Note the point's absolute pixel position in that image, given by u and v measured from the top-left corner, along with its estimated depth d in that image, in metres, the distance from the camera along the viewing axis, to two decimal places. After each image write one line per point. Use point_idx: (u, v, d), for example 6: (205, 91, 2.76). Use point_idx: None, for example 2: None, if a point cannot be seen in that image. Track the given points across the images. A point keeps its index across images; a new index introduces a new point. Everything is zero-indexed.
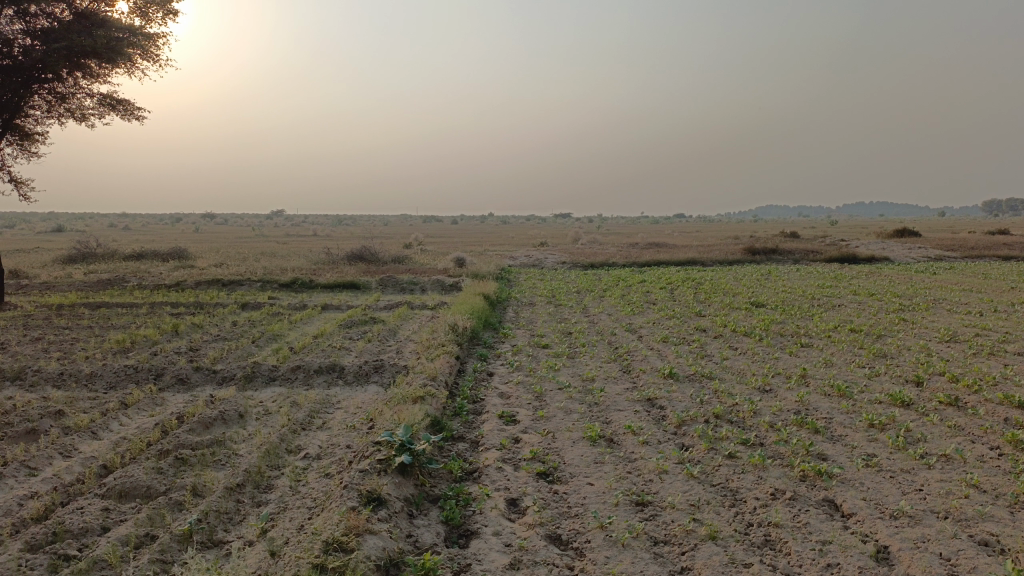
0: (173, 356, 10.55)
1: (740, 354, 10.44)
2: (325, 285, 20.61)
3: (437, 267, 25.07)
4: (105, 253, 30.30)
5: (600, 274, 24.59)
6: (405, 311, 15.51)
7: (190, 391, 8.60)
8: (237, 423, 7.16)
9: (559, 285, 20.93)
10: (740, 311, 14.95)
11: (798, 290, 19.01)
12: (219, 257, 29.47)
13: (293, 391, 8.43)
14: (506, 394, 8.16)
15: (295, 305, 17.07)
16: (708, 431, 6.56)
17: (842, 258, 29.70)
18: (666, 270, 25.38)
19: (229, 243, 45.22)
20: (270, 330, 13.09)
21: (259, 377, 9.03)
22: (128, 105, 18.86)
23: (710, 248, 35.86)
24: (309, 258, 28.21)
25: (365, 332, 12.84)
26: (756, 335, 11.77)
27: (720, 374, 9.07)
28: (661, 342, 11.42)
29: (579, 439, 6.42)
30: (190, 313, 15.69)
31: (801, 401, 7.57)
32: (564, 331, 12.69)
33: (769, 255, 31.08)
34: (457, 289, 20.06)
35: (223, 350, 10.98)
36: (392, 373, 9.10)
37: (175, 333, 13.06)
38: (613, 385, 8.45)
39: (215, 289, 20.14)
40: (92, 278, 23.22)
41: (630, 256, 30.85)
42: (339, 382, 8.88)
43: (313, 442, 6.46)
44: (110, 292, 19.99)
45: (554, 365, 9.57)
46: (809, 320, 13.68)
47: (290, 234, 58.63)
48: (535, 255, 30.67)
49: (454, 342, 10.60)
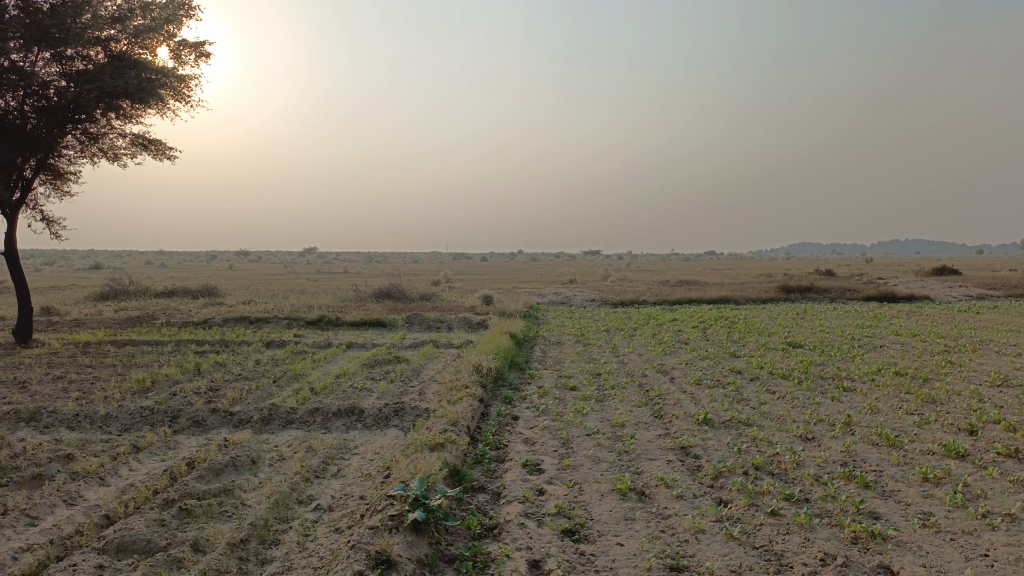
0: (192, 396, 10.33)
1: (779, 398, 9.92)
2: (351, 323, 20.42)
3: (464, 305, 24.81)
4: (137, 290, 30.57)
5: (630, 312, 24.14)
6: (431, 350, 15.19)
7: (205, 434, 8.33)
8: (248, 470, 6.85)
9: (588, 324, 20.50)
10: (777, 351, 14.40)
11: (836, 330, 18.36)
12: (249, 295, 29.54)
13: (310, 435, 8.11)
14: (531, 441, 7.75)
15: (320, 344, 16.86)
16: (747, 485, 6.09)
17: (880, 296, 28.89)
18: (698, 308, 24.84)
19: (260, 280, 45.56)
20: (293, 370, 12.84)
21: (276, 420, 8.73)
22: (159, 144, 19.05)
23: (743, 286, 35.21)
24: (338, 296, 28.15)
25: (389, 372, 12.52)
26: (794, 378, 11.23)
27: (758, 420, 8.57)
28: (694, 385, 10.93)
29: (608, 492, 5.98)
30: (214, 351, 15.53)
31: (847, 452, 7.05)
32: (593, 372, 12.26)
33: (804, 294, 30.36)
34: (484, 328, 19.73)
35: (242, 391, 10.73)
36: (413, 417, 8.75)
37: (197, 372, 12.86)
38: (645, 431, 8.00)
39: (242, 327, 20.04)
40: (122, 315, 23.33)
41: (661, 294, 30.32)
42: (358, 425, 8.55)
43: (325, 492, 6.11)
44: (138, 329, 19.99)
45: (582, 409, 9.15)
46: (850, 362, 13.08)
47: (320, 272, 59.03)
48: (564, 292, 30.32)
49: (478, 384, 10.23)
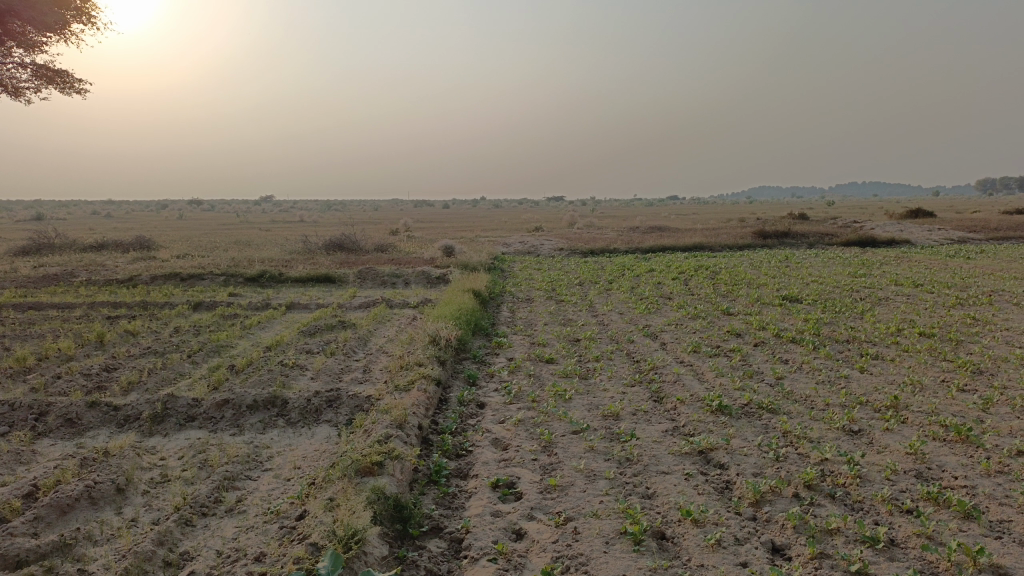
0: (79, 381, 8.29)
1: (798, 371, 8.24)
2: (296, 280, 18.25)
3: (423, 256, 22.75)
4: (64, 243, 27.78)
5: (602, 262, 22.33)
6: (382, 312, 13.23)
7: (75, 442, 6.37)
8: (110, 505, 4.91)
9: (558, 276, 18.66)
10: (775, 307, 12.76)
11: (829, 279, 16.78)
12: (188, 248, 26.96)
13: (212, 441, 6.18)
14: (502, 444, 5.92)
15: (256, 305, 14.76)
16: (807, 520, 4.36)
17: (861, 242, 27.54)
18: (673, 257, 23.14)
19: (208, 230, 42.82)
20: (216, 340, 10.82)
21: (171, 418, 6.76)
22: (68, 77, 16.46)
23: (716, 231, 33.63)
24: (284, 248, 25.85)
25: (329, 341, 10.52)
26: (808, 343, 9.54)
27: (784, 405, 6.85)
28: (692, 353, 9.22)
29: (615, 537, 4.20)
30: (130, 316, 13.34)
31: (918, 459, 5.38)
32: (571, 338, 10.46)
33: (782, 240, 28.86)
34: (443, 283, 17.73)
35: (144, 372, 8.71)
36: (351, 409, 6.84)
37: (99, 344, 10.73)
38: (647, 426, 6.21)
39: (171, 285, 17.77)
40: (38, 272, 20.79)
41: (631, 241, 28.46)
42: (277, 423, 6.63)
43: (206, 548, 4.23)
44: (51, 290, 17.58)
45: (564, 392, 7.33)
46: (861, 320, 11.49)
47: (274, 221, 56.07)
48: (530, 241, 28.39)
49: (435, 359, 8.36)
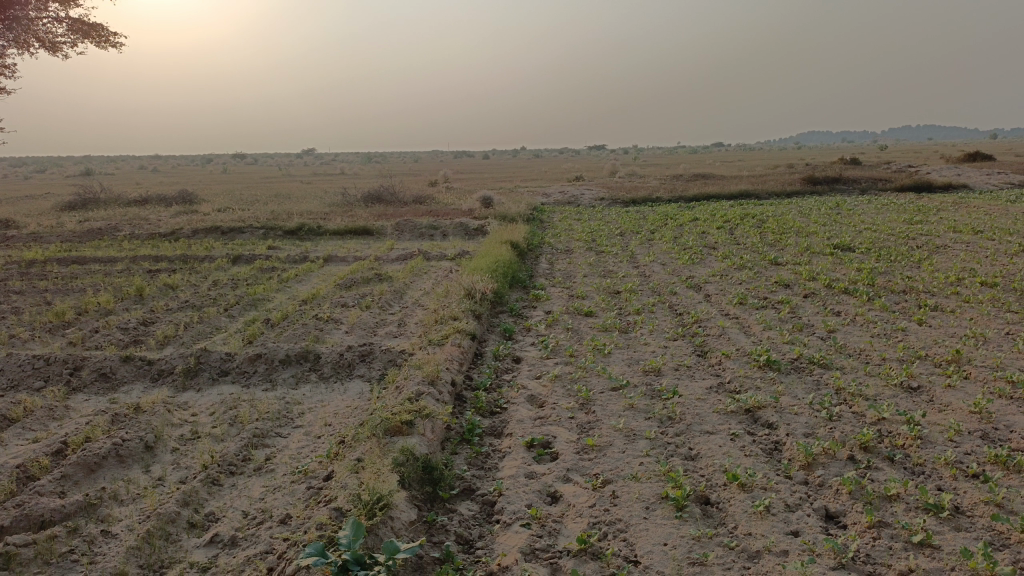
0: (116, 335, 8.28)
1: (850, 323, 7.84)
2: (334, 233, 18.16)
3: (461, 207, 22.49)
4: (109, 198, 28.13)
5: (644, 212, 21.79)
6: (419, 265, 13.05)
7: (109, 397, 6.34)
8: (139, 462, 4.84)
9: (599, 226, 18.24)
10: (825, 256, 12.24)
11: (882, 227, 16.08)
12: (229, 202, 27.08)
13: (243, 397, 6.09)
14: (538, 401, 5.71)
15: (294, 258, 14.71)
16: (863, 486, 4.06)
17: (916, 188, 26.43)
18: (718, 205, 22.47)
19: (251, 184, 43.08)
20: (252, 293, 10.76)
21: (204, 373, 6.69)
22: (104, 31, 16.35)
23: (762, 178, 32.65)
24: (324, 201, 25.79)
25: (364, 294, 10.38)
26: (861, 294, 9.08)
27: (837, 360, 6.49)
28: (738, 305, 8.86)
29: (655, 502, 3.96)
30: (170, 270, 13.38)
31: (983, 419, 5.02)
32: (611, 290, 10.15)
33: (831, 186, 27.86)
34: (482, 235, 17.46)
35: (181, 326, 8.68)
36: (385, 364, 6.68)
37: (139, 298, 10.76)
38: (690, 383, 5.92)
39: (211, 239, 17.83)
40: (84, 227, 21.07)
41: (674, 190, 27.76)
42: (309, 378, 6.51)
43: (232, 508, 4.12)
44: (96, 244, 17.78)
45: (603, 347, 7.05)
46: (918, 269, 10.94)
47: (314, 174, 56.24)
48: (570, 191, 27.91)
49: (471, 313, 8.15)
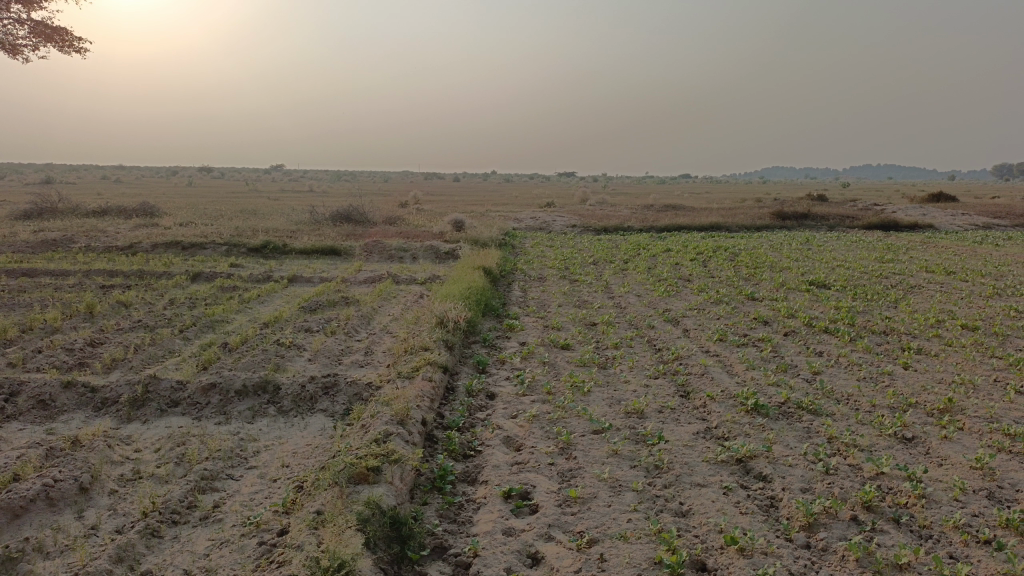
0: (60, 357, 7.70)
1: (835, 365, 7.59)
2: (300, 252, 17.63)
3: (432, 230, 22.11)
4: (66, 207, 27.20)
5: (616, 240, 21.62)
6: (388, 289, 12.61)
7: (46, 428, 5.80)
8: (72, 507, 4.33)
9: (571, 254, 17.97)
10: (802, 293, 12.07)
11: (855, 264, 16.05)
12: (192, 216, 26.35)
13: (193, 432, 5.59)
14: (515, 443, 5.32)
15: (257, 277, 14.16)
16: (871, 553, 3.74)
17: (884, 226, 26.69)
18: (690, 236, 22.37)
19: (216, 199, 42.20)
20: (211, 314, 10.22)
21: (152, 403, 6.18)
22: (67, 35, 15.74)
23: (733, 211, 32.78)
24: (290, 219, 25.23)
25: (329, 319, 9.90)
26: (843, 334, 8.86)
27: (826, 406, 6.19)
28: (719, 342, 8.58)
29: (648, 568, 3.59)
30: (125, 286, 12.76)
31: (986, 477, 4.75)
32: (587, 321, 9.83)
33: (801, 221, 28.02)
34: (452, 259, 17.07)
35: (131, 348, 8.13)
36: (350, 398, 6.24)
37: (88, 316, 10.15)
38: (676, 427, 5.58)
39: (171, 254, 17.17)
40: (37, 237, 20.24)
41: (646, 219, 27.69)
42: (267, 412, 6.04)
43: (173, 566, 3.65)
44: (48, 256, 17.01)
45: (582, 384, 6.70)
46: (896, 309, 10.80)
47: (282, 190, 55.44)
48: (542, 217, 27.69)
49: (442, 343, 7.74)
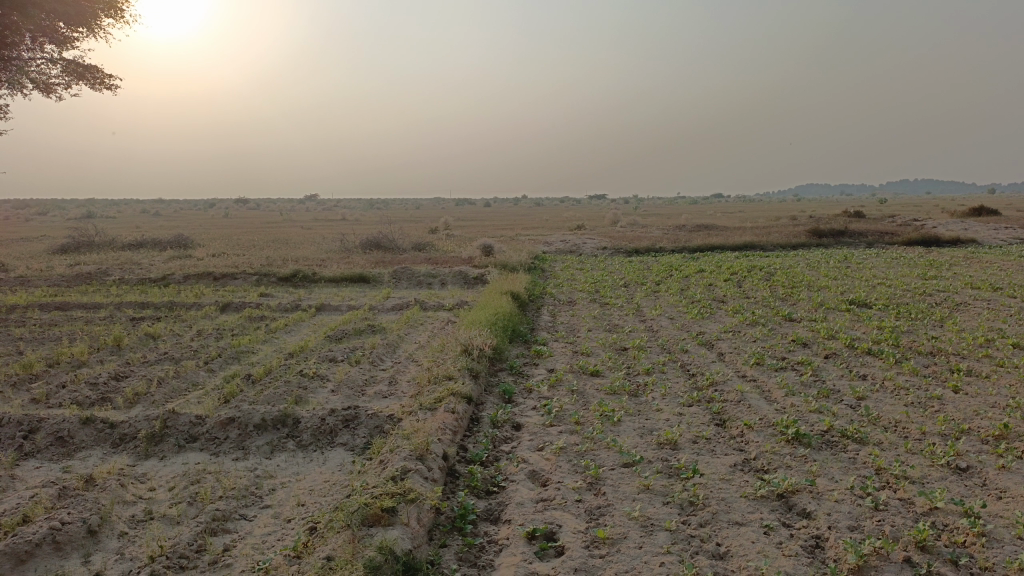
0: (83, 391, 7.63)
1: (879, 389, 7.21)
2: (329, 280, 17.61)
3: (461, 255, 22.01)
4: (103, 241, 27.68)
5: (647, 262, 21.29)
6: (415, 316, 12.45)
7: (62, 465, 5.68)
8: (78, 551, 4.16)
9: (602, 277, 17.69)
10: (841, 313, 11.65)
11: (896, 282, 15.54)
12: (224, 246, 26.61)
13: (210, 469, 5.43)
14: (541, 478, 5.06)
15: (285, 306, 14.12)
16: None
17: (924, 242, 25.98)
18: (723, 256, 21.98)
19: (251, 229, 42.79)
20: (236, 345, 10.14)
21: (170, 439, 6.04)
22: (99, 72, 16.01)
23: (767, 230, 32.24)
24: (321, 247, 25.36)
25: (355, 348, 9.74)
26: (887, 355, 8.46)
27: (872, 435, 5.83)
28: (755, 366, 8.23)
29: None
30: (154, 318, 12.77)
31: None
32: (617, 346, 9.55)
33: (838, 239, 27.40)
34: (481, 285, 16.90)
35: (155, 381, 8.03)
36: (371, 431, 6.04)
37: (116, 349, 10.13)
38: (711, 459, 5.28)
39: (202, 285, 17.25)
40: (73, 270, 20.53)
41: (678, 240, 27.31)
42: (286, 447, 5.86)
43: None
44: (82, 289, 17.19)
45: (612, 413, 6.42)
46: (942, 328, 10.34)
47: (314, 219, 56.05)
48: (572, 240, 27.46)
49: (467, 371, 7.52)
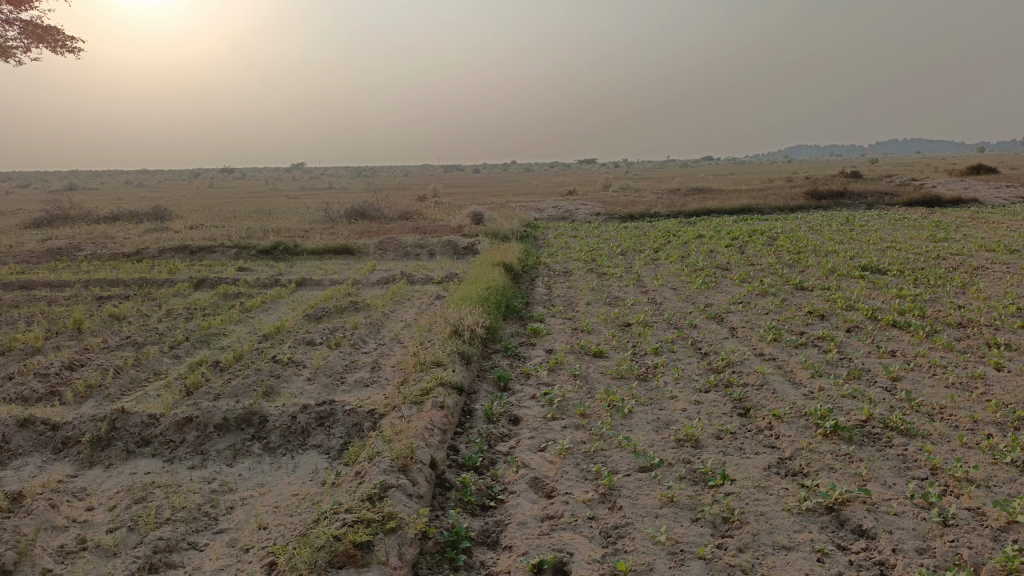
0: (30, 383, 6.81)
1: (915, 369, 6.50)
2: (312, 253, 16.76)
3: (449, 224, 21.15)
4: (79, 214, 26.63)
5: (643, 228, 20.53)
6: (402, 290, 11.66)
7: None
8: None
9: (597, 244, 16.93)
10: (855, 281, 10.93)
11: (905, 245, 14.83)
12: (205, 218, 25.63)
13: (159, 481, 4.67)
14: (545, 488, 4.33)
15: (264, 281, 13.30)
16: None
17: (926, 203, 25.27)
18: (722, 221, 21.24)
19: (234, 199, 41.64)
20: (207, 326, 9.35)
21: (117, 444, 5.28)
22: (59, 34, 14.97)
23: (763, 192, 31.45)
24: (304, 217, 24.44)
25: (335, 329, 8.96)
26: (915, 329, 7.75)
27: (919, 426, 5.12)
28: (774, 342, 7.52)
29: None
30: (123, 297, 11.94)
31: None
32: (620, 321, 8.82)
33: (837, 201, 26.68)
34: (471, 255, 16.09)
35: (112, 371, 7.24)
36: (348, 430, 5.30)
37: (76, 333, 9.31)
38: (743, 461, 4.56)
39: (178, 260, 16.39)
40: (45, 246, 19.60)
41: (673, 204, 26.56)
42: (251, 451, 5.12)
43: None
44: (51, 266, 16.29)
45: (622, 403, 5.67)
46: (966, 296, 9.64)
47: (300, 188, 54.95)
48: (564, 205, 26.64)
49: (457, 356, 6.77)
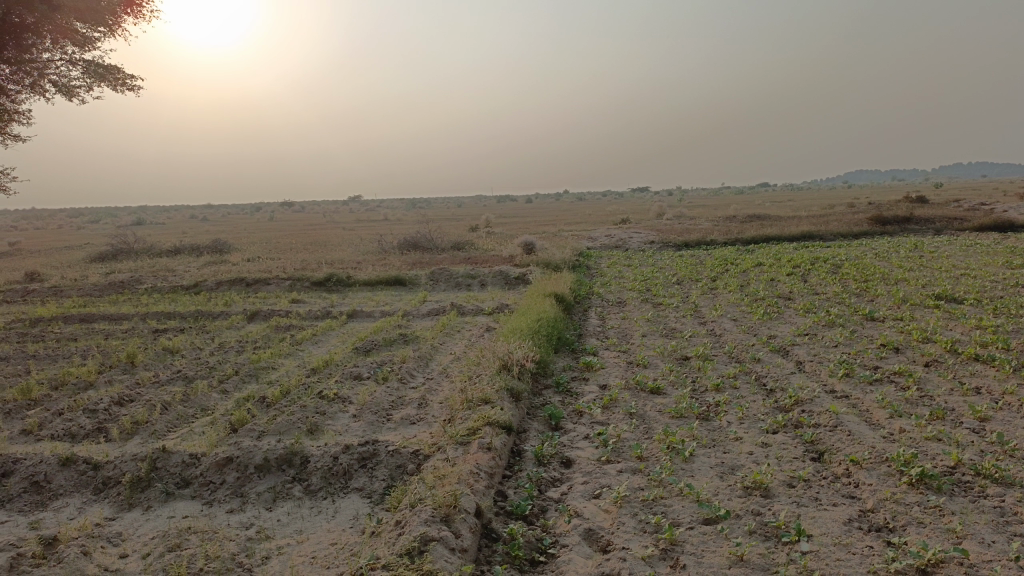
0: (78, 419, 6.76)
1: (1005, 408, 5.95)
2: (364, 284, 16.75)
3: (501, 254, 21.00)
4: (142, 248, 27.33)
5: (699, 256, 20.03)
6: (452, 322, 11.46)
7: (28, 520, 4.77)
8: None
9: (652, 274, 16.52)
10: (929, 310, 10.30)
11: (980, 272, 14.04)
12: (261, 251, 26.02)
13: (195, 527, 4.47)
14: (600, 541, 3.99)
15: (315, 313, 13.26)
16: None
17: (999, 227, 24.12)
18: (781, 248, 20.60)
19: (291, 232, 42.41)
20: (257, 360, 9.26)
21: (157, 485, 5.12)
22: (121, 73, 15.41)
23: (823, 218, 30.54)
24: (358, 249, 24.60)
25: (383, 362, 8.77)
26: (1001, 363, 7.17)
27: (1017, 474, 4.61)
28: (845, 378, 7.02)
29: None
30: (177, 330, 12.02)
31: None
32: (678, 355, 8.42)
33: (902, 226, 25.70)
34: (522, 285, 15.85)
35: (159, 406, 7.16)
36: (391, 473, 5.05)
37: (128, 367, 9.32)
38: (819, 513, 4.14)
39: (234, 292, 16.56)
40: (108, 279, 20.08)
41: (730, 232, 25.94)
42: (291, 495, 4.90)
43: None
44: (112, 299, 16.61)
45: (682, 445, 5.29)
46: None
47: (355, 221, 55.73)
48: (617, 234, 26.28)
49: (507, 393, 6.48)
